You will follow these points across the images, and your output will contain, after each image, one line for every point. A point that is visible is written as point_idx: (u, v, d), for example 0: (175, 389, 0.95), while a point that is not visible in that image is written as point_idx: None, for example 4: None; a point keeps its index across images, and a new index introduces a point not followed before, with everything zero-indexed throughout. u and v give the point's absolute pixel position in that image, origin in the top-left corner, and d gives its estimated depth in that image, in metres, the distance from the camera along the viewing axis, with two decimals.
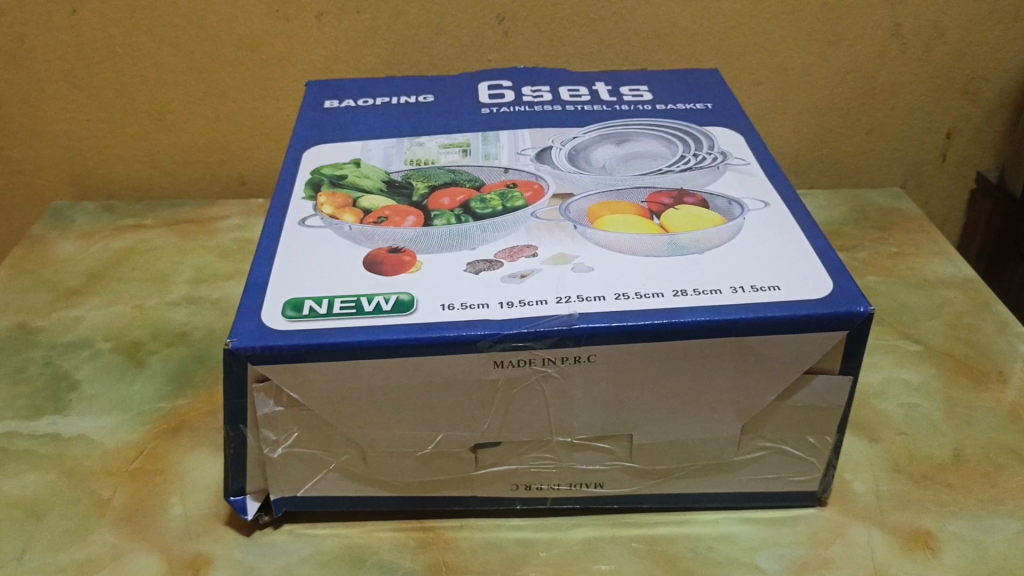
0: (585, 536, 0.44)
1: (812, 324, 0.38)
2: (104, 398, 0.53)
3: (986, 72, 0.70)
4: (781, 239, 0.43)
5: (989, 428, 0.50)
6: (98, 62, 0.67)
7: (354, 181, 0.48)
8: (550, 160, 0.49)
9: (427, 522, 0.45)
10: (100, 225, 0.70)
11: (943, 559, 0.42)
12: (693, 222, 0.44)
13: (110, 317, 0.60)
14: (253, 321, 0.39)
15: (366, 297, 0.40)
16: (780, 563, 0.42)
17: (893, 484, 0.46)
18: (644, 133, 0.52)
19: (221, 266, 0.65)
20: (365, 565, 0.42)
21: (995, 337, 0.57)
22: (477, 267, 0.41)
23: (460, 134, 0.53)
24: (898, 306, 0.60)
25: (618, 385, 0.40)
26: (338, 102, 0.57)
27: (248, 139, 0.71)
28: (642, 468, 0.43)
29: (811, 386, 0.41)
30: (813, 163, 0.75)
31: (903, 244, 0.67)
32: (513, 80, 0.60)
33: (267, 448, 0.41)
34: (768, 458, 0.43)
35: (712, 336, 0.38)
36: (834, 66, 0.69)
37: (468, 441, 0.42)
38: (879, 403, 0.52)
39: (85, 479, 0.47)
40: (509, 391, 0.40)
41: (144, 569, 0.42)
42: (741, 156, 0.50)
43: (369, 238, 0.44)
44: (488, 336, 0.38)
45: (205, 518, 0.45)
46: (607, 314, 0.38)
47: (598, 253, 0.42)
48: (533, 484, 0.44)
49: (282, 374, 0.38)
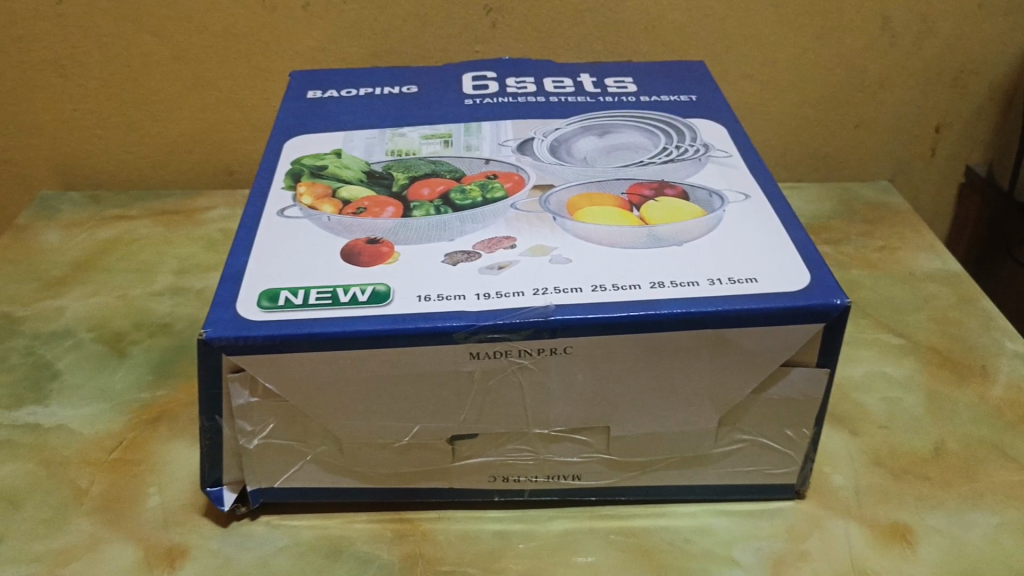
0: (563, 528, 0.44)
1: (789, 317, 0.38)
2: (85, 387, 0.52)
3: (976, 65, 0.69)
4: (760, 232, 0.43)
5: (970, 422, 0.50)
6: (84, 51, 0.66)
7: (334, 171, 0.48)
8: (531, 151, 0.49)
9: (405, 514, 0.45)
10: (86, 214, 0.70)
11: (921, 554, 0.42)
12: (673, 214, 0.43)
13: (93, 306, 0.60)
14: (228, 311, 0.38)
15: (342, 288, 0.39)
16: (755, 556, 0.42)
17: (873, 478, 0.46)
18: (627, 125, 0.52)
19: (206, 257, 0.65)
20: (341, 556, 0.42)
21: (979, 332, 0.56)
22: (455, 259, 0.41)
23: (443, 125, 0.52)
24: (883, 301, 0.60)
25: (595, 377, 0.40)
26: (322, 92, 0.57)
27: (235, 130, 0.71)
28: (619, 460, 0.43)
29: (787, 379, 0.41)
30: (802, 157, 0.74)
31: (890, 238, 0.67)
32: (498, 71, 0.59)
33: (243, 438, 0.41)
34: (746, 451, 0.43)
35: (689, 328, 0.38)
36: (823, 59, 0.68)
37: (444, 433, 0.42)
38: (861, 397, 0.52)
39: (64, 469, 0.47)
40: (485, 382, 0.40)
41: (120, 558, 0.42)
42: (724, 148, 0.50)
43: (347, 228, 0.43)
44: (464, 327, 0.37)
45: (183, 508, 0.45)
46: (584, 306, 0.38)
47: (576, 244, 0.42)
48: (510, 475, 0.44)
49: (257, 364, 0.38)
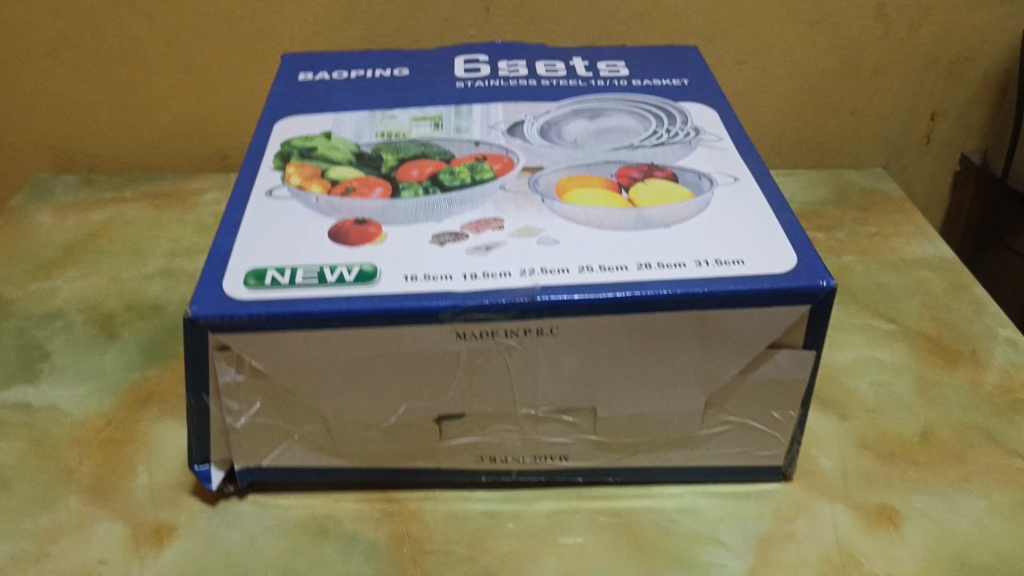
0: (550, 509, 0.44)
1: (775, 298, 0.38)
2: (76, 368, 0.53)
3: (971, 53, 0.69)
4: (748, 214, 0.42)
5: (959, 407, 0.50)
6: (78, 34, 0.66)
7: (324, 152, 0.48)
8: (521, 133, 0.49)
9: (393, 494, 0.45)
10: (79, 197, 0.70)
11: (906, 536, 0.42)
12: (662, 196, 0.43)
13: (85, 289, 0.60)
14: (215, 289, 0.38)
15: (329, 267, 0.39)
16: (741, 537, 0.42)
17: (860, 461, 0.46)
18: (618, 108, 0.52)
19: (199, 240, 0.65)
20: (329, 535, 0.43)
21: (970, 318, 0.56)
22: (442, 239, 0.41)
23: (433, 107, 0.52)
24: (874, 287, 0.60)
25: (582, 357, 0.40)
26: (313, 74, 0.57)
27: (228, 114, 0.71)
28: (606, 441, 0.43)
29: (773, 361, 0.41)
30: (796, 144, 0.74)
31: (883, 224, 0.67)
32: (490, 54, 0.59)
33: (230, 417, 0.41)
34: (732, 433, 0.43)
35: (675, 309, 0.38)
36: (818, 45, 0.68)
37: (432, 413, 0.42)
38: (850, 381, 0.52)
39: (53, 448, 0.47)
40: (471, 362, 0.40)
41: (108, 536, 0.42)
42: (715, 132, 0.50)
43: (336, 209, 0.43)
44: (450, 307, 0.37)
45: (172, 487, 0.45)
46: (570, 287, 0.38)
47: (564, 226, 0.42)
48: (497, 456, 0.44)
49: (243, 342, 0.38)
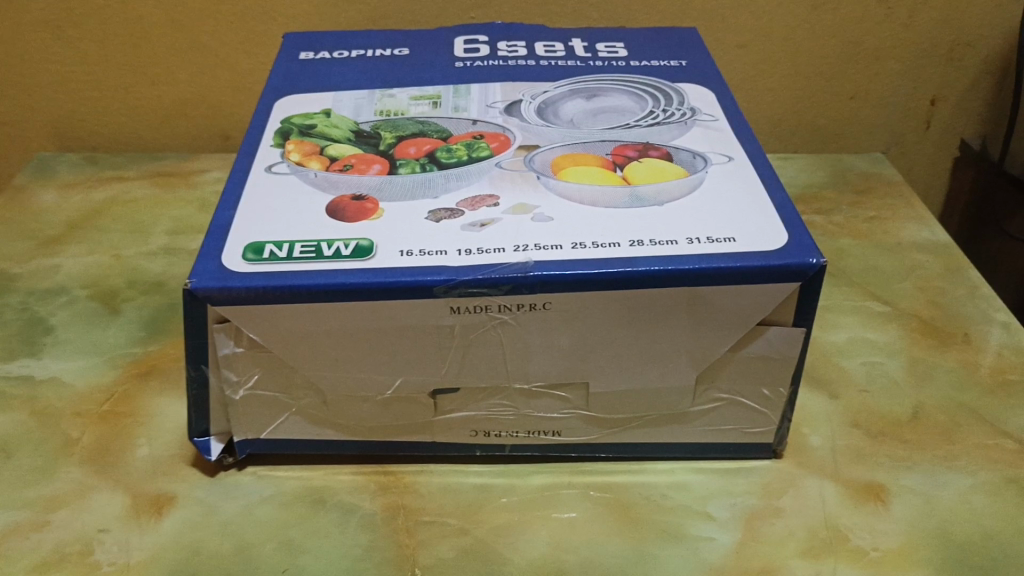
0: (542, 483, 0.45)
1: (765, 275, 0.39)
2: (77, 342, 0.53)
3: (972, 38, 0.69)
4: (741, 193, 0.43)
5: (950, 387, 0.50)
6: (81, 14, 0.67)
7: (323, 130, 0.48)
8: (519, 113, 0.50)
9: (388, 467, 0.46)
10: (82, 175, 0.71)
11: (893, 512, 0.43)
12: (656, 174, 0.44)
13: (87, 265, 0.60)
14: (214, 262, 0.39)
15: (326, 242, 0.40)
16: (730, 512, 0.43)
17: (850, 439, 0.47)
18: (615, 89, 0.52)
19: (200, 218, 0.66)
20: (325, 506, 0.43)
21: (964, 300, 0.57)
22: (438, 216, 0.42)
23: (432, 86, 0.53)
24: (869, 269, 0.60)
25: (575, 332, 0.40)
26: (314, 53, 0.57)
27: (231, 94, 0.71)
28: (599, 417, 0.44)
29: (764, 338, 0.41)
30: (796, 128, 0.75)
31: (880, 208, 0.67)
32: (490, 35, 0.60)
33: (229, 389, 0.42)
34: (723, 409, 0.44)
35: (667, 285, 0.39)
36: (818, 29, 0.68)
37: (426, 387, 0.42)
38: (843, 362, 0.52)
39: (55, 420, 0.48)
40: (465, 336, 0.40)
41: (108, 505, 0.43)
42: (711, 112, 0.50)
43: (333, 185, 0.44)
44: (444, 281, 0.38)
45: (171, 458, 0.46)
46: (563, 262, 0.39)
47: (559, 203, 0.43)
48: (491, 430, 0.44)
49: (241, 315, 0.39)
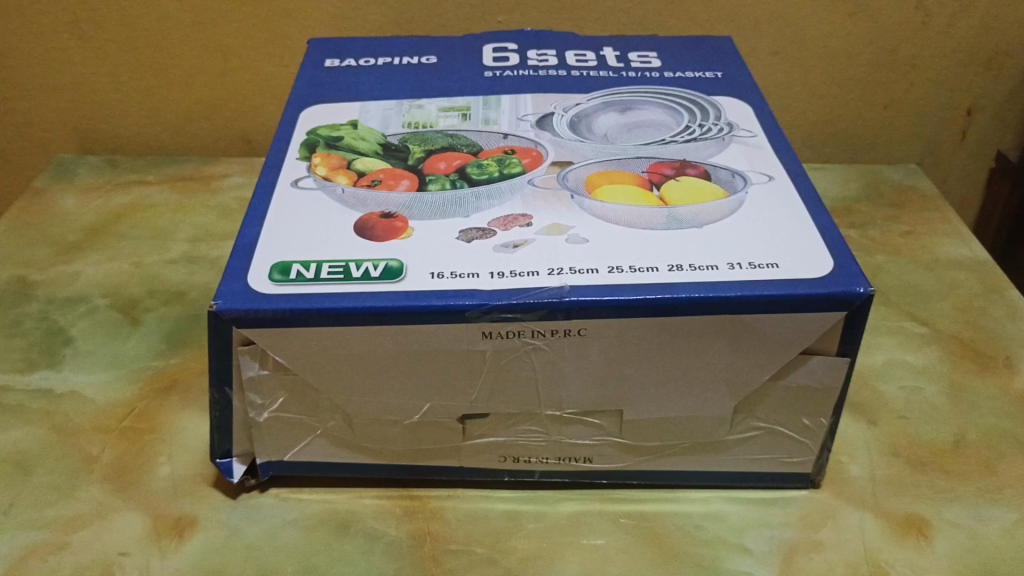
0: (573, 510, 0.43)
1: (810, 304, 0.37)
2: (97, 354, 0.52)
3: (1012, 47, 0.67)
4: (782, 215, 0.41)
5: (992, 414, 0.48)
6: (103, 15, 0.65)
7: (350, 142, 0.47)
8: (551, 126, 0.48)
9: (414, 491, 0.44)
10: (103, 179, 0.70)
11: (936, 547, 0.41)
12: (694, 194, 0.42)
13: (108, 273, 0.60)
14: (239, 283, 0.38)
15: (354, 262, 0.39)
16: (767, 545, 0.42)
17: (890, 468, 0.45)
18: (650, 102, 0.51)
19: (221, 225, 0.65)
20: (349, 532, 0.42)
21: (1005, 322, 0.55)
22: (470, 236, 0.40)
23: (461, 97, 0.51)
24: (906, 287, 0.58)
25: (610, 358, 0.39)
26: (339, 61, 0.56)
27: (252, 97, 0.70)
28: (632, 444, 0.43)
29: (806, 367, 0.40)
30: (828, 137, 0.73)
31: (916, 223, 0.65)
32: (519, 43, 0.58)
33: (253, 411, 0.41)
34: (761, 438, 0.43)
35: (707, 313, 0.37)
36: (855, 37, 0.66)
37: (455, 412, 0.41)
38: (880, 386, 0.51)
39: (75, 435, 0.47)
40: (497, 361, 0.39)
41: (129, 527, 0.42)
42: (749, 128, 0.48)
43: (361, 202, 0.43)
44: (476, 306, 0.37)
45: (192, 477, 0.45)
46: (598, 288, 0.37)
47: (594, 224, 0.41)
48: (521, 456, 0.43)
49: (267, 337, 0.38)
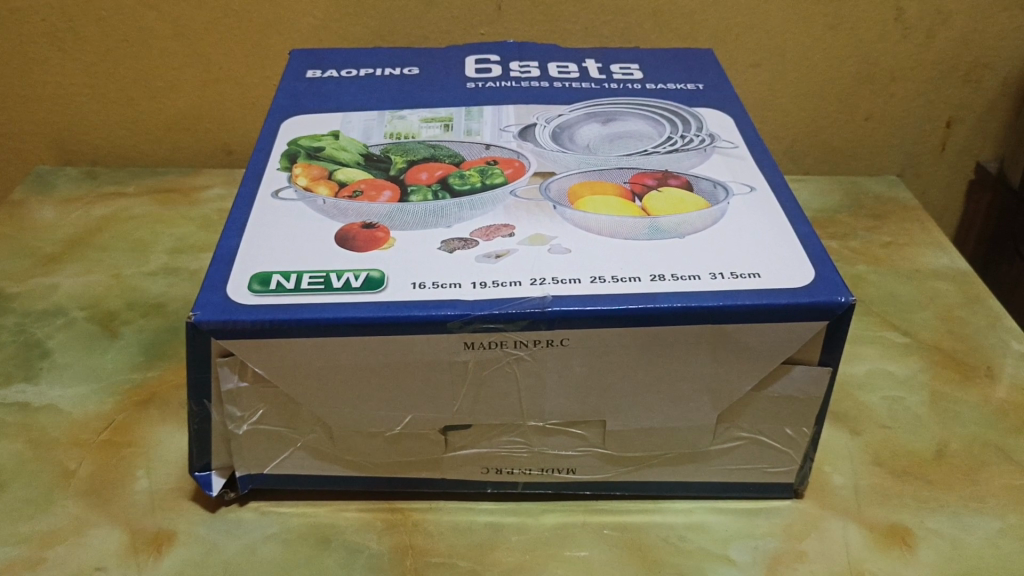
0: (556, 522, 0.43)
1: (791, 313, 0.37)
2: (74, 368, 0.52)
3: (989, 58, 0.68)
4: (763, 226, 0.42)
5: (974, 424, 0.49)
6: (83, 25, 0.65)
7: (331, 153, 0.47)
8: (533, 137, 0.48)
9: (396, 504, 0.44)
10: (82, 191, 0.69)
11: (920, 557, 0.41)
12: (676, 204, 0.42)
13: (86, 285, 0.59)
14: (218, 294, 0.37)
15: (335, 273, 0.38)
16: (751, 556, 0.41)
17: (873, 478, 0.45)
18: (632, 113, 0.51)
19: (202, 237, 0.64)
20: (330, 546, 0.42)
21: (985, 331, 0.55)
22: (451, 246, 0.40)
23: (443, 108, 0.51)
24: (887, 298, 0.59)
25: (592, 369, 0.39)
26: (321, 72, 0.56)
27: (233, 109, 0.70)
28: (615, 455, 0.43)
29: (789, 376, 0.40)
30: (809, 150, 0.73)
31: (897, 233, 0.65)
32: (501, 54, 0.58)
33: (232, 424, 0.41)
34: (744, 448, 0.43)
35: (688, 323, 0.37)
36: (835, 50, 0.67)
37: (437, 424, 0.41)
38: (862, 395, 0.51)
39: (51, 450, 0.46)
40: (479, 372, 0.39)
41: (106, 542, 0.42)
42: (730, 139, 0.49)
43: (342, 213, 0.42)
44: (458, 316, 0.36)
45: (171, 492, 0.44)
46: (581, 297, 0.37)
47: (575, 234, 0.41)
48: (503, 468, 0.43)
49: (246, 349, 0.37)
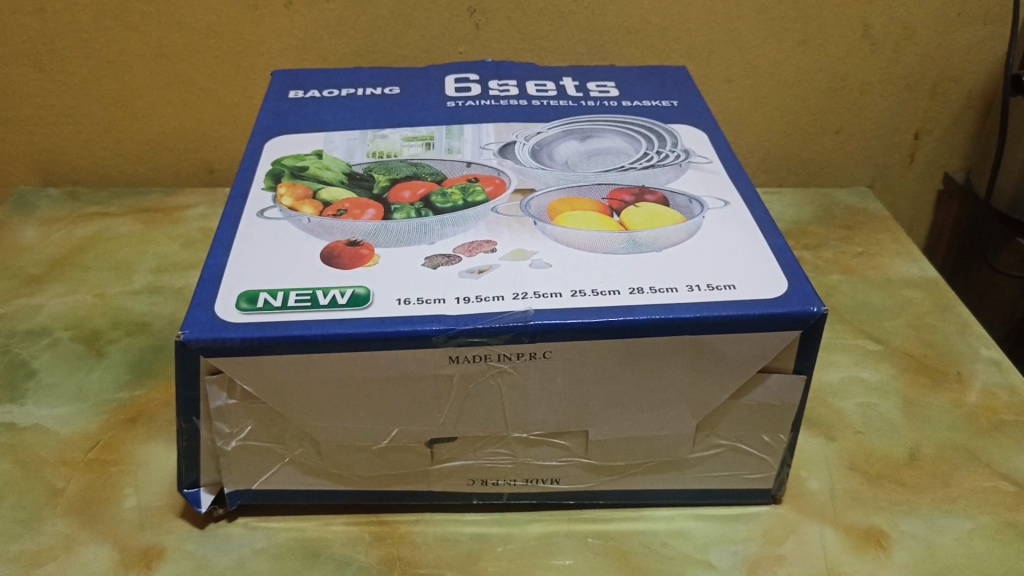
0: (540, 531, 0.44)
1: (767, 323, 0.38)
2: (61, 387, 0.52)
3: (954, 73, 0.70)
4: (738, 239, 0.43)
5: (945, 428, 0.50)
6: (64, 47, 0.65)
7: (315, 172, 0.48)
8: (512, 154, 0.49)
9: (384, 517, 0.45)
10: (64, 211, 0.70)
11: (894, 558, 0.42)
12: (653, 219, 0.44)
13: (71, 305, 0.59)
14: (207, 312, 0.38)
15: (321, 290, 0.39)
16: (731, 560, 0.43)
17: (848, 481, 0.47)
18: (609, 129, 0.52)
19: (186, 255, 0.65)
20: (319, 560, 0.42)
21: (955, 337, 0.57)
22: (435, 262, 0.41)
23: (425, 127, 0.52)
24: (860, 306, 0.60)
25: (574, 380, 0.40)
26: (303, 92, 0.57)
27: (215, 127, 0.71)
28: (597, 464, 0.44)
29: (765, 384, 0.41)
30: (782, 163, 0.75)
31: (868, 243, 0.67)
32: (480, 74, 0.60)
33: (220, 440, 0.41)
34: (723, 455, 0.44)
35: (666, 334, 0.38)
36: (806, 65, 0.69)
37: (423, 436, 0.42)
38: (837, 402, 0.52)
39: (40, 468, 0.47)
40: (464, 386, 0.40)
41: (96, 559, 0.42)
42: (705, 154, 0.50)
43: (327, 231, 0.43)
44: (443, 331, 0.37)
45: (160, 508, 0.45)
46: (563, 311, 0.38)
47: (556, 248, 0.42)
48: (489, 479, 0.44)
49: (234, 366, 0.38)
